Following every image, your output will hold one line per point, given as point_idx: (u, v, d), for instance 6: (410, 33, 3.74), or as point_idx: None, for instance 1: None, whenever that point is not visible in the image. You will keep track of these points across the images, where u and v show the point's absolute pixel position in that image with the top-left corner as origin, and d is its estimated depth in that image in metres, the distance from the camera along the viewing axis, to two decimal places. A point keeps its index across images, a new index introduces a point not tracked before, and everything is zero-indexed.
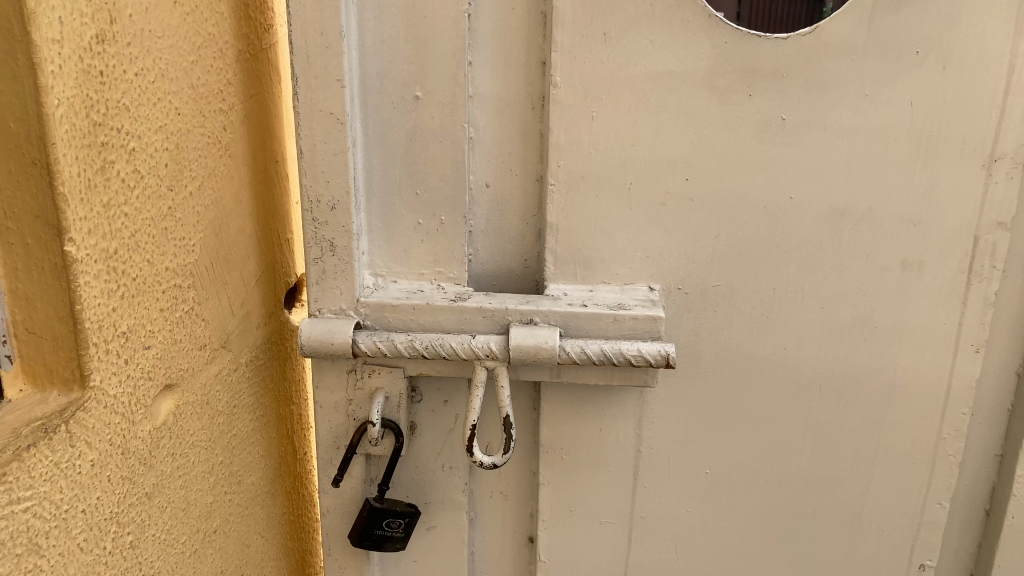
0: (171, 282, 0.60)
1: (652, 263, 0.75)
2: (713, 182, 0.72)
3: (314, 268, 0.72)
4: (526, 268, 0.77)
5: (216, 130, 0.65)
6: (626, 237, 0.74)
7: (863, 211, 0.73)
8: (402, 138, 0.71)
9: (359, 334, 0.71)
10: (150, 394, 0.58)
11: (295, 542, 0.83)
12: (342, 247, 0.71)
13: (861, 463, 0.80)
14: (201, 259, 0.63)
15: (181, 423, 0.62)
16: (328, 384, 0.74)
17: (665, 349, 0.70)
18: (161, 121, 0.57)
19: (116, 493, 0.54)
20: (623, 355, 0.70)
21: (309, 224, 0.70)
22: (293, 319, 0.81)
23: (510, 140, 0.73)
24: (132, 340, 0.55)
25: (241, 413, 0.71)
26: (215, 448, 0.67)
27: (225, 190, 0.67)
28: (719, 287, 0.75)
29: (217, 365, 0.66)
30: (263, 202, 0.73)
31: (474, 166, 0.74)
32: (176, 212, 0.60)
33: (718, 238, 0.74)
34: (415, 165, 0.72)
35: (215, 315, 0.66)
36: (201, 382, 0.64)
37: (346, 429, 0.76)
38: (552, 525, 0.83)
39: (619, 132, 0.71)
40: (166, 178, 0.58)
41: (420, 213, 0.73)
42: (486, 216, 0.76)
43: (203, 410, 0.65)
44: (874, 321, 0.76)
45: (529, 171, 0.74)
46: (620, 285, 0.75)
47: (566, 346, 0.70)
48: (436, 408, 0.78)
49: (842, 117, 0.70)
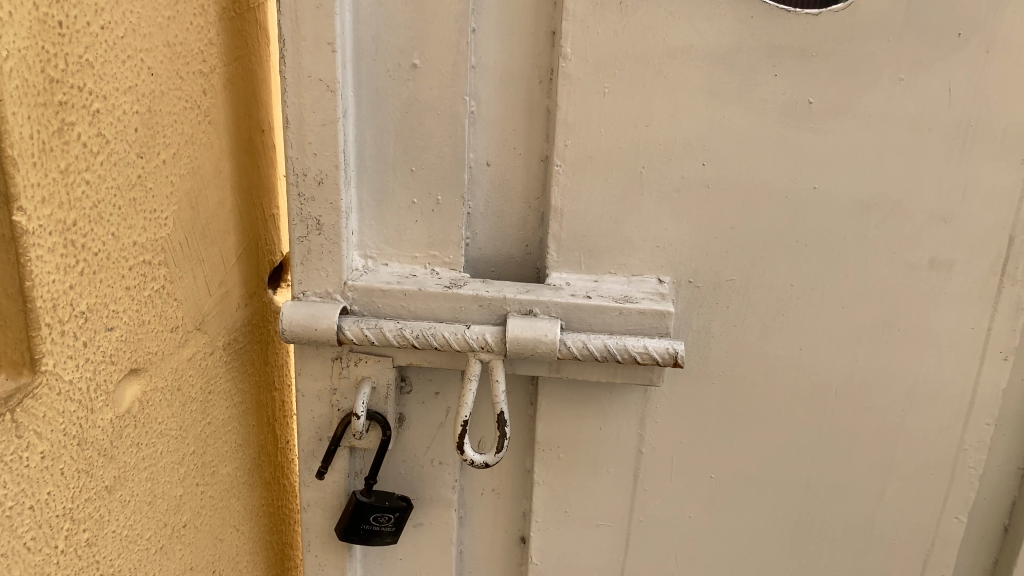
0: (141, 258, 0.55)
1: (663, 254, 0.70)
2: (732, 169, 0.67)
3: (298, 247, 0.66)
4: (527, 253, 0.72)
5: (195, 95, 0.60)
6: (636, 224, 0.69)
7: (891, 205, 0.67)
8: (398, 110, 0.66)
9: (345, 320, 0.66)
10: (113, 380, 0.53)
11: (273, 535, 0.79)
12: (329, 226, 0.66)
13: (876, 473, 0.76)
14: (176, 233, 0.58)
15: (147, 412, 0.57)
16: (311, 372, 0.69)
17: (673, 346, 0.65)
18: (131, 82, 0.52)
19: (70, 487, 0.49)
20: (629, 351, 0.65)
21: (296, 199, 0.65)
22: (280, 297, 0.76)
23: (515, 116, 0.68)
24: (93, 323, 0.50)
25: (217, 399, 0.66)
26: (187, 437, 0.62)
27: (204, 160, 0.61)
28: (733, 282, 0.70)
29: (191, 348, 0.62)
30: (247, 174, 0.68)
31: (475, 143, 0.69)
32: (147, 181, 0.55)
33: (733, 229, 0.69)
34: (411, 141, 0.66)
35: (191, 296, 0.61)
36: (171, 367, 0.59)
37: (329, 420, 0.71)
38: (545, 526, 0.79)
39: (632, 111, 0.66)
40: (135, 144, 0.53)
41: (415, 192, 0.68)
42: (486, 197, 0.70)
43: (174, 397, 0.60)
44: (897, 323, 0.71)
45: (534, 150, 0.69)
46: (627, 276, 0.70)
47: (568, 340, 0.65)
48: (426, 400, 0.73)
49: (873, 102, 0.65)
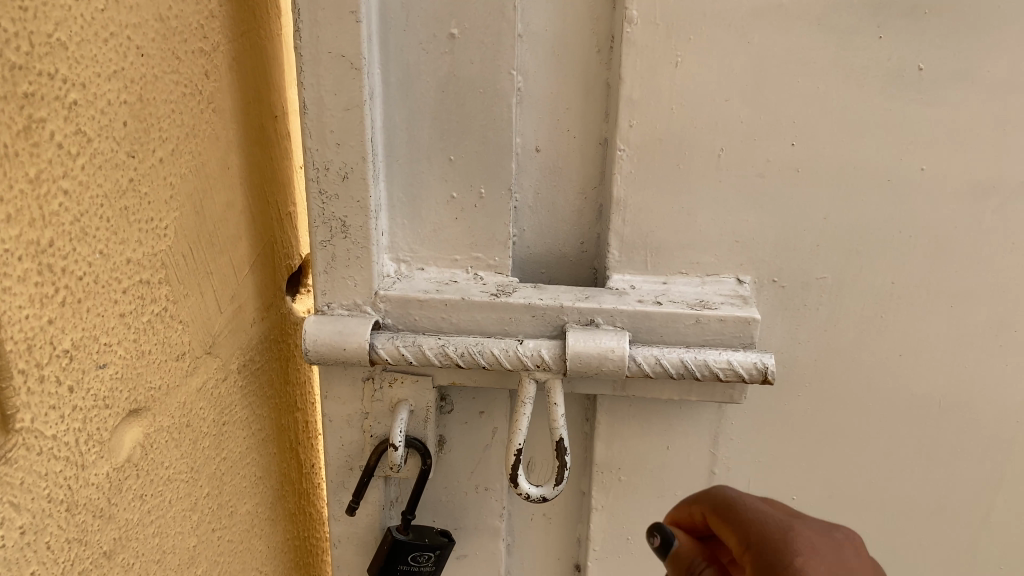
0: (136, 278, 0.46)
1: (742, 250, 0.60)
2: (825, 149, 0.57)
3: (320, 253, 0.57)
4: (583, 251, 0.63)
5: (194, 78, 0.50)
6: (712, 217, 0.59)
7: (1013, 188, 0.57)
8: (433, 89, 0.56)
9: (377, 337, 0.57)
10: (108, 426, 0.44)
11: (299, 570, 0.71)
12: (355, 228, 0.56)
13: (982, 491, 0.66)
14: (178, 245, 0.49)
15: (151, 458, 0.48)
16: (339, 394, 0.60)
17: (762, 360, 0.56)
18: (115, 65, 0.43)
19: (60, 562, 0.41)
20: (708, 367, 0.56)
21: (315, 198, 0.55)
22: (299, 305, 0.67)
23: (570, 93, 0.58)
24: (80, 361, 0.41)
25: (233, 429, 0.57)
26: (199, 478, 0.54)
27: (208, 154, 0.52)
28: (825, 281, 0.61)
29: (200, 376, 0.53)
30: (258, 168, 0.59)
31: (522, 125, 0.59)
32: (140, 185, 0.45)
33: (825, 219, 0.59)
34: (448, 126, 0.57)
35: (198, 316, 0.52)
36: (178, 401, 0.51)
37: (361, 447, 0.62)
38: (604, 554, 0.70)
39: (709, 83, 0.56)
40: (124, 141, 0.44)
41: (455, 184, 0.58)
42: (535, 188, 0.61)
43: (182, 435, 0.51)
44: (1013, 324, 0.61)
45: (591, 132, 0.60)
46: (701, 277, 0.61)
47: (638, 356, 0.56)
48: (470, 420, 0.65)
49: (997, 66, 0.54)
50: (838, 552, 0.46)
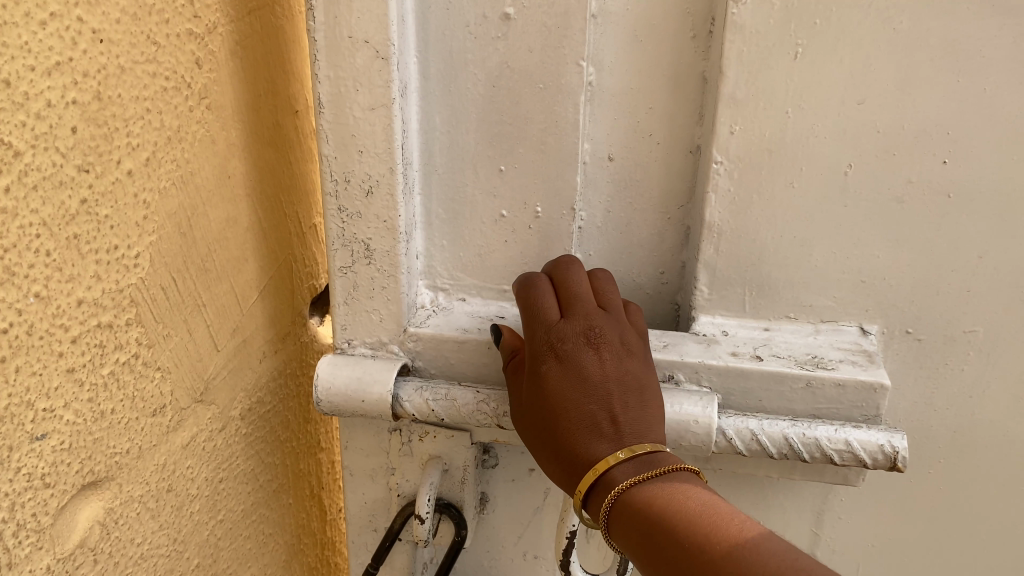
0: (93, 322, 0.36)
1: (868, 292, 0.48)
2: (989, 169, 0.44)
3: (340, 281, 0.47)
4: (663, 283, 0.52)
5: (179, 68, 0.39)
6: (831, 251, 0.47)
7: None
8: (482, 84, 0.45)
9: (403, 386, 0.46)
10: (49, 510, 0.34)
11: None
12: (381, 254, 0.46)
13: None
14: (154, 276, 0.39)
15: (115, 536, 0.39)
16: (361, 445, 0.51)
17: (893, 442, 0.43)
18: (57, 55, 0.32)
19: None
20: (819, 447, 0.44)
21: (335, 217, 0.45)
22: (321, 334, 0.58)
23: (654, 90, 0.46)
24: (6, 436, 0.31)
25: (233, 486, 0.49)
26: (183, 550, 0.44)
27: (198, 162, 0.42)
28: (974, 335, 0.48)
29: (188, 430, 0.44)
30: (269, 176, 0.49)
31: (591, 127, 0.48)
32: (97, 206, 0.35)
33: (982, 259, 0.46)
34: (500, 129, 0.46)
35: (186, 362, 0.43)
36: (155, 463, 0.41)
37: (387, 506, 0.52)
38: None
39: (837, 81, 0.43)
40: (71, 152, 0.33)
41: (506, 200, 0.47)
42: (606, 205, 0.50)
43: (161, 503, 0.42)
44: None
45: (679, 138, 0.48)
46: (815, 325, 0.49)
47: (726, 428, 0.44)
48: (518, 479, 0.54)
49: None
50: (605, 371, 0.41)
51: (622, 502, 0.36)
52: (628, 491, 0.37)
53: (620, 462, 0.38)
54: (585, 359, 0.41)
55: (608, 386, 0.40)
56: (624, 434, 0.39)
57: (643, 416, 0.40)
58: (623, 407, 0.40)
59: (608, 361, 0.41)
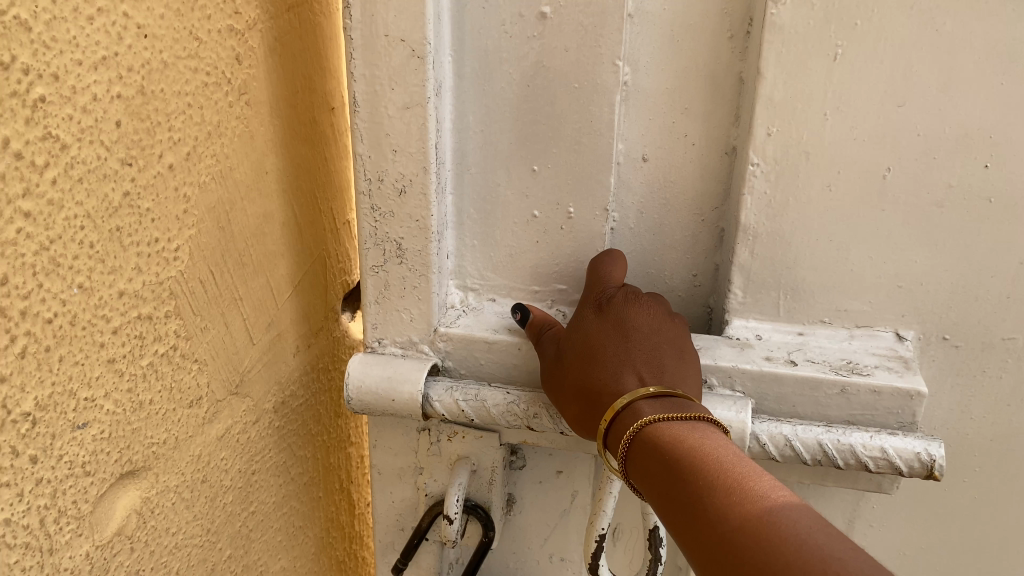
0: (134, 314, 0.36)
1: (905, 297, 0.47)
2: None
3: (371, 279, 0.47)
4: (695, 286, 0.51)
5: (218, 67, 0.40)
6: (867, 254, 0.46)
7: None
8: (515, 84, 0.45)
9: (433, 386, 0.46)
10: (88, 498, 0.34)
11: None
12: (413, 254, 0.46)
13: None
14: (193, 270, 0.39)
15: (153, 522, 0.39)
16: (390, 444, 0.51)
17: (929, 449, 0.42)
18: (104, 50, 0.32)
19: None
20: (854, 453, 0.43)
21: (367, 216, 0.45)
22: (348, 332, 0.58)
23: (690, 90, 0.46)
24: (48, 424, 0.32)
25: (265, 481, 0.49)
26: (216, 540, 0.44)
27: (237, 160, 0.42)
28: (1014, 341, 0.47)
29: (223, 422, 0.44)
30: (302, 177, 0.49)
31: (625, 127, 0.48)
32: (139, 199, 0.35)
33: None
34: (534, 129, 0.45)
35: (223, 357, 0.43)
36: (191, 452, 0.41)
37: (415, 506, 0.52)
38: None
39: (877, 82, 0.42)
40: (116, 145, 0.33)
41: (538, 200, 0.47)
42: (639, 205, 0.49)
43: (196, 492, 0.42)
44: None
45: (714, 139, 0.47)
46: (850, 329, 0.48)
47: (760, 433, 0.44)
48: (546, 480, 0.54)
49: None
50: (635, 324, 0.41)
51: (638, 437, 0.36)
52: (651, 429, 0.36)
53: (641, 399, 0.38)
54: (635, 316, 0.41)
55: (646, 341, 0.40)
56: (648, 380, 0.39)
57: (673, 367, 0.39)
58: (650, 355, 0.40)
59: (644, 318, 0.41)
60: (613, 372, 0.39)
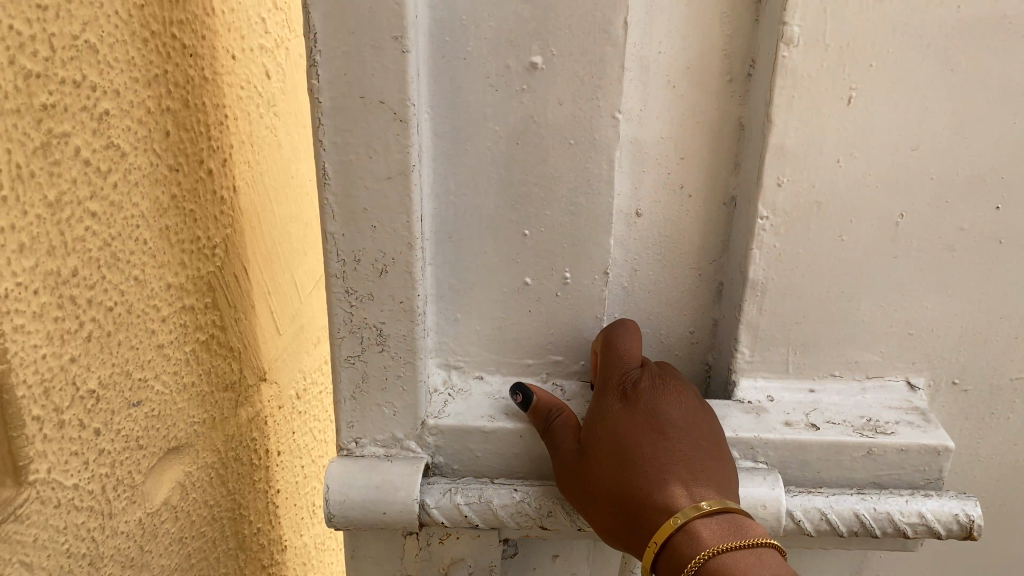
0: (109, 254, 0.36)
1: (917, 345, 0.45)
2: None
3: (348, 373, 0.40)
4: (692, 343, 0.48)
5: (185, 85, 0.42)
6: (877, 305, 0.44)
7: None
8: (503, 142, 0.39)
9: (429, 491, 0.40)
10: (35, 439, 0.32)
11: None
12: (397, 341, 0.39)
13: None
14: (130, 221, 0.38)
15: (57, 507, 0.33)
16: (371, 551, 0.44)
17: (966, 510, 0.40)
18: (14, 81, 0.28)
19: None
20: (891, 521, 0.41)
21: (342, 300, 0.38)
22: (314, 332, 0.69)
23: (688, 138, 0.42)
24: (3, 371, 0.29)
25: (167, 486, 0.43)
26: (151, 505, 0.41)
27: (187, 172, 0.43)
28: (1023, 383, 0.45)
29: (153, 373, 0.41)
30: (259, 184, 0.54)
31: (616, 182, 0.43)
32: (77, 194, 0.33)
33: None
34: (522, 190, 0.40)
35: (132, 347, 0.38)
36: (130, 399, 0.39)
37: None
38: None
39: (889, 125, 0.40)
40: (32, 156, 0.30)
41: (529, 267, 0.42)
42: (632, 264, 0.45)
43: (128, 438, 0.39)
44: None
45: (711, 188, 0.44)
46: (861, 380, 0.46)
47: (794, 508, 0.40)
48: (542, 567, 0.49)
49: None
50: (672, 415, 0.38)
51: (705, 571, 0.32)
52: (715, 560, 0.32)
53: (698, 515, 0.34)
54: (667, 409, 0.38)
55: (689, 436, 0.37)
56: (698, 485, 0.35)
57: (717, 467, 0.37)
58: (698, 451, 0.37)
59: (681, 411, 0.38)
60: (658, 476, 0.36)
